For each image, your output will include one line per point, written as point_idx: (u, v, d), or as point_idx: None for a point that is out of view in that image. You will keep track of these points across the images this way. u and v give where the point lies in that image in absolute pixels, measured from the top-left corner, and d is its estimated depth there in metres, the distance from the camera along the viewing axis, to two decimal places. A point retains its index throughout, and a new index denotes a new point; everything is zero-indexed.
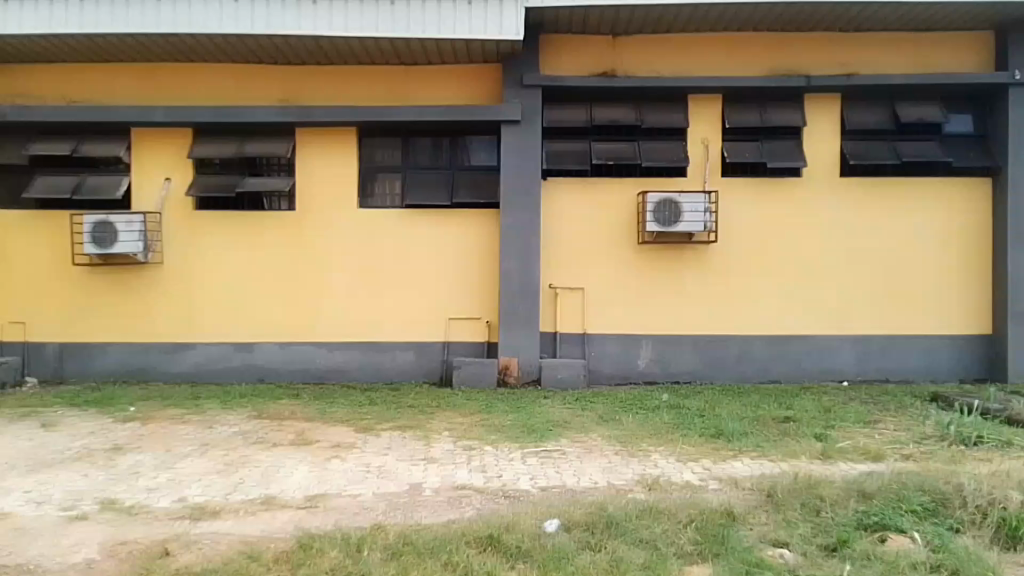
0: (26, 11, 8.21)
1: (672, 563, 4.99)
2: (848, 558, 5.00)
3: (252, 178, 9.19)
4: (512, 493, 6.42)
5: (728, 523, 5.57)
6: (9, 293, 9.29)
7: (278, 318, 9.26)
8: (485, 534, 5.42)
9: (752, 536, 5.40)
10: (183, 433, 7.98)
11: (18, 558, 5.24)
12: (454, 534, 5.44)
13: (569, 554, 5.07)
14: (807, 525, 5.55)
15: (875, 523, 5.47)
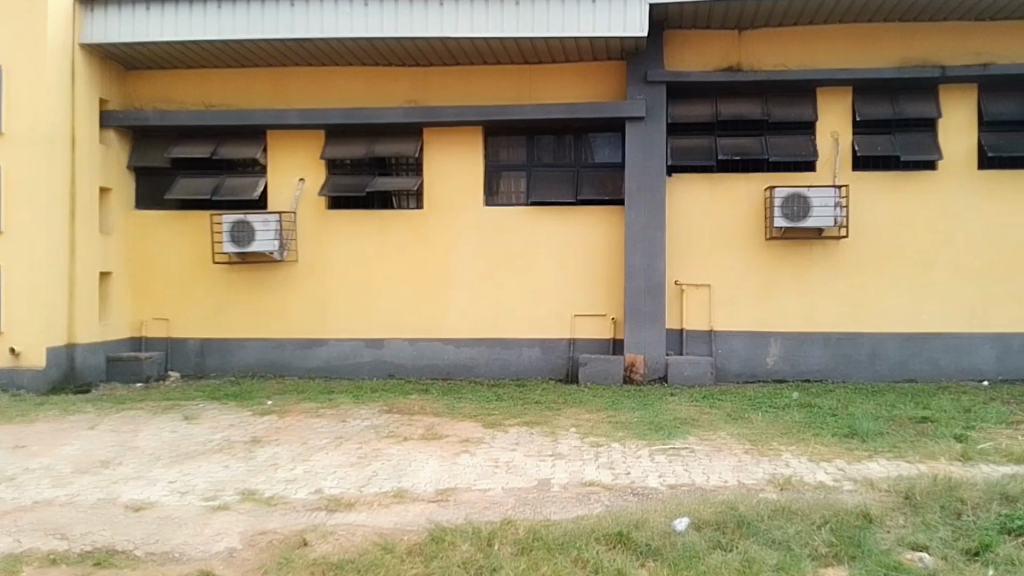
0: (170, 18, 8.77)
1: (807, 565, 4.88)
2: (991, 563, 4.85)
3: (381, 177, 9.89)
4: (641, 491, 6.26)
5: (865, 525, 5.38)
6: (153, 293, 10.06)
7: (409, 314, 9.91)
8: (615, 530, 5.33)
9: (889, 539, 5.21)
10: (317, 426, 8.23)
11: (164, 545, 5.44)
12: (584, 529, 5.38)
13: (700, 554, 4.96)
14: (947, 528, 5.35)
15: (1019, 527, 5.23)
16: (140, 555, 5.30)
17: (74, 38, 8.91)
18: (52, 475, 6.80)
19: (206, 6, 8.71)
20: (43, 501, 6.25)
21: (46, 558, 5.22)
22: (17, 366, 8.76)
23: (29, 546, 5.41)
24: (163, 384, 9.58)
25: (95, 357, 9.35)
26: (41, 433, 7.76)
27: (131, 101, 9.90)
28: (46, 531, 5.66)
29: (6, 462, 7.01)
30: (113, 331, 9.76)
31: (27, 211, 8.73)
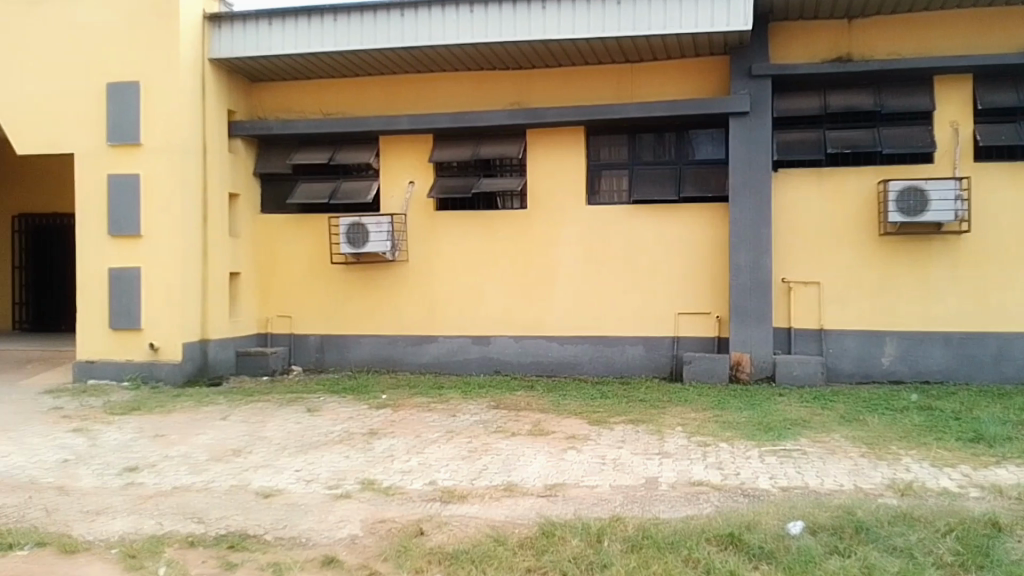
0: (295, 34, 9.63)
1: (930, 573, 4.69)
2: None
3: (486, 179, 10.32)
4: (752, 492, 6.17)
5: (993, 534, 5.15)
6: (279, 291, 10.93)
7: (514, 311, 10.29)
8: (726, 532, 5.24)
9: (1021, 549, 4.97)
10: (428, 419, 8.54)
11: (292, 530, 5.75)
12: (693, 529, 5.33)
13: (816, 559, 4.83)
14: None
15: None
16: (270, 539, 5.61)
17: (203, 53, 9.84)
18: (189, 462, 7.27)
19: (322, 19, 9.51)
20: (182, 487, 6.69)
21: (186, 540, 5.58)
22: (155, 360, 9.58)
23: (169, 528, 5.80)
24: (287, 377, 10.39)
25: (225, 352, 10.30)
26: (178, 423, 8.38)
27: (257, 110, 10.85)
28: (184, 515, 6.06)
29: (148, 450, 7.56)
30: (242, 327, 10.68)
31: (166, 217, 9.56)
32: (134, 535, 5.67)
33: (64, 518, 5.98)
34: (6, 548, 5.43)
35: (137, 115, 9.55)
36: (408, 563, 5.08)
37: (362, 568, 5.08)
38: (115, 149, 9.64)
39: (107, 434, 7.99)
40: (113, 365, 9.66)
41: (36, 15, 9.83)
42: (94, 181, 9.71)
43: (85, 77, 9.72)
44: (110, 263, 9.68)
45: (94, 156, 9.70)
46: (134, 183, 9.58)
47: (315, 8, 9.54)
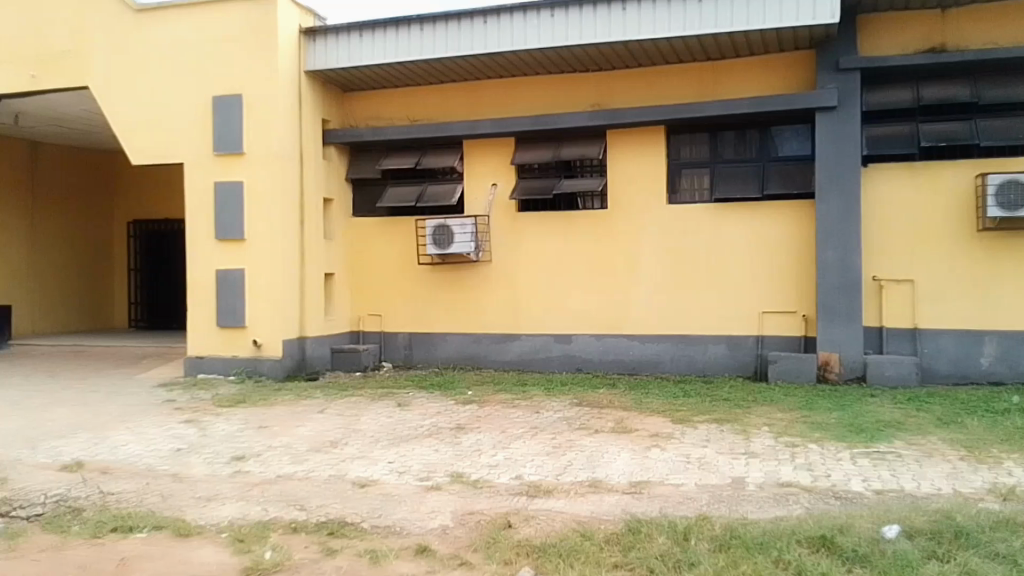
0: (386, 44, 10.28)
1: None
2: None
3: (567, 180, 10.55)
4: (844, 495, 6.08)
5: None
6: (369, 290, 11.55)
7: (596, 310, 10.45)
8: (818, 534, 5.14)
9: None
10: (513, 415, 8.76)
11: (387, 520, 5.82)
12: (784, 530, 5.24)
13: (915, 564, 4.70)
14: None
15: None
16: (366, 527, 5.67)
17: (300, 65, 10.68)
18: (291, 452, 7.65)
19: (409, 30, 10.14)
20: (285, 475, 7.00)
21: (289, 526, 5.73)
22: (259, 356, 10.38)
23: (273, 514, 6.01)
24: (378, 373, 10.92)
25: (321, 349, 10.97)
26: (280, 414, 8.92)
27: (349, 119, 11.59)
28: (287, 502, 6.28)
29: (254, 440, 8.03)
30: (336, 325, 11.34)
31: (268, 221, 10.38)
32: (242, 520, 5.88)
33: (178, 504, 6.29)
34: (127, 531, 5.69)
35: (239, 127, 10.42)
36: (497, 554, 5.04)
37: (454, 557, 5.05)
38: (222, 158, 10.53)
39: (216, 425, 8.56)
40: (220, 362, 10.53)
41: (153, 38, 10.85)
42: (203, 189, 10.63)
43: (195, 93, 10.66)
44: (218, 265, 10.57)
45: (204, 165, 10.63)
46: (238, 190, 10.44)
47: (402, 19, 10.16)
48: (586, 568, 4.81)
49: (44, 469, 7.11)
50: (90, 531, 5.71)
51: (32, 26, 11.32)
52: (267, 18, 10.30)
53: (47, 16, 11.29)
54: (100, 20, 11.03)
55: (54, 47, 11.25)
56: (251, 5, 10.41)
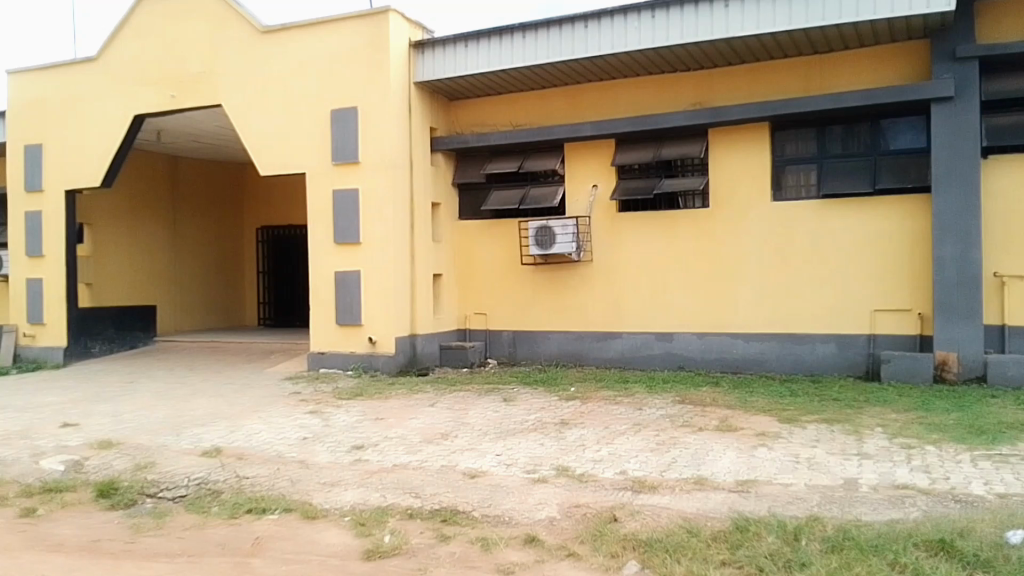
0: (491, 52, 10.72)
1: None
2: None
3: (668, 179, 10.67)
4: (963, 497, 5.93)
5: None
6: (475, 289, 12.05)
7: (699, 308, 10.49)
8: (937, 538, 5.03)
9: None
10: (616, 411, 8.98)
11: (496, 509, 6.09)
12: (900, 533, 5.15)
13: None
14: None
15: None
16: (477, 515, 5.99)
17: (409, 76, 11.27)
18: (405, 443, 8.12)
19: (512, 38, 10.55)
20: (401, 464, 7.42)
21: (406, 512, 6.12)
22: (373, 352, 11.04)
23: (391, 501, 6.41)
24: (484, 369, 11.38)
25: (431, 346, 11.55)
26: (395, 408, 9.48)
27: (455, 126, 12.11)
28: (403, 490, 6.63)
29: (371, 430, 8.59)
30: (444, 323, 11.91)
31: (380, 226, 11.01)
32: (363, 506, 6.32)
33: (306, 489, 6.81)
34: (260, 513, 6.27)
35: (355, 137, 11.11)
36: (604, 547, 5.20)
37: (562, 547, 5.28)
38: (339, 167, 11.25)
39: (337, 416, 9.21)
40: (339, 357, 11.24)
41: (277, 57, 11.72)
42: (322, 196, 11.40)
43: (314, 107, 11.45)
44: (336, 267, 11.30)
45: (322, 174, 11.39)
46: (354, 197, 11.13)
47: (506, 28, 10.60)
48: (694, 564, 4.86)
49: (187, 454, 7.83)
50: (228, 511, 6.33)
51: (171, 51, 12.46)
52: (379, 34, 10.94)
53: (184, 41, 12.41)
54: (231, 43, 12.03)
55: (190, 70, 12.33)
56: (364, 23, 11.09)
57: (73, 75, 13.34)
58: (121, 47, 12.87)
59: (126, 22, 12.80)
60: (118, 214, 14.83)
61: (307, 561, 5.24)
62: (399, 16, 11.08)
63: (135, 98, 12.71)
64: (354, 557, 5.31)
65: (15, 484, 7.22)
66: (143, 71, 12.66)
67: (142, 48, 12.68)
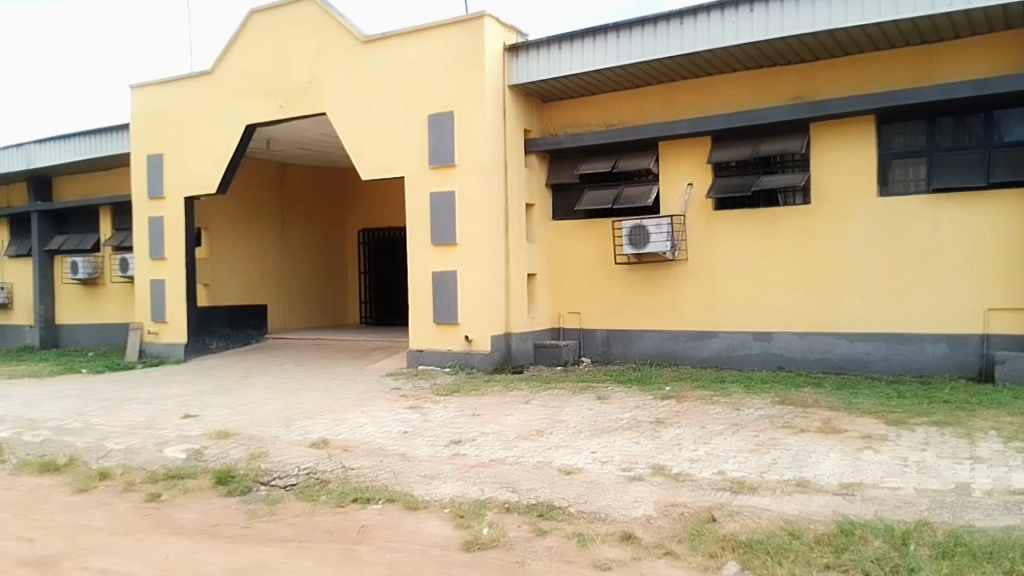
0: (585, 53, 10.83)
1: None
2: None
3: (766, 176, 10.48)
4: None
5: None
6: (569, 288, 12.21)
7: (800, 307, 10.31)
8: None
9: None
10: (714, 411, 8.90)
11: (592, 506, 6.17)
12: (1018, 541, 4.95)
13: None
14: None
15: None
16: (574, 512, 6.10)
17: (504, 80, 11.52)
18: (502, 438, 8.30)
19: (606, 39, 10.63)
20: (497, 459, 7.57)
21: (503, 506, 6.30)
22: (470, 350, 11.36)
23: (489, 494, 6.58)
24: (578, 367, 11.53)
25: (526, 344, 11.78)
26: (491, 404, 9.73)
27: (549, 128, 12.30)
28: (501, 485, 6.78)
29: (469, 426, 8.84)
30: (539, 322, 12.12)
31: (476, 227, 11.31)
32: (462, 498, 6.54)
33: (408, 480, 7.08)
34: (365, 502, 6.62)
35: (452, 141, 11.46)
36: (702, 546, 5.23)
37: (659, 546, 5.35)
38: (437, 170, 11.61)
39: (436, 412, 9.54)
40: (437, 354, 11.61)
41: (377, 65, 12.20)
42: (420, 199, 11.80)
43: (413, 112, 11.86)
44: (434, 267, 11.68)
45: (421, 177, 11.79)
46: (451, 199, 11.49)
47: (599, 29, 10.69)
48: (796, 567, 4.83)
49: (297, 445, 8.27)
50: (335, 500, 6.70)
51: (280, 63, 13.17)
52: (475, 39, 11.22)
53: (291, 52, 13.06)
54: (335, 53, 12.61)
55: (296, 80, 12.99)
56: (460, 29, 11.40)
57: (191, 88, 14.28)
58: (234, 61, 13.70)
59: (238, 37, 13.62)
60: (232, 219, 15.78)
61: (410, 550, 5.48)
62: (494, 21, 11.33)
63: (247, 109, 13.50)
64: (455, 548, 5.53)
65: (142, 470, 7.83)
66: (254, 83, 13.43)
67: (253, 61, 13.45)
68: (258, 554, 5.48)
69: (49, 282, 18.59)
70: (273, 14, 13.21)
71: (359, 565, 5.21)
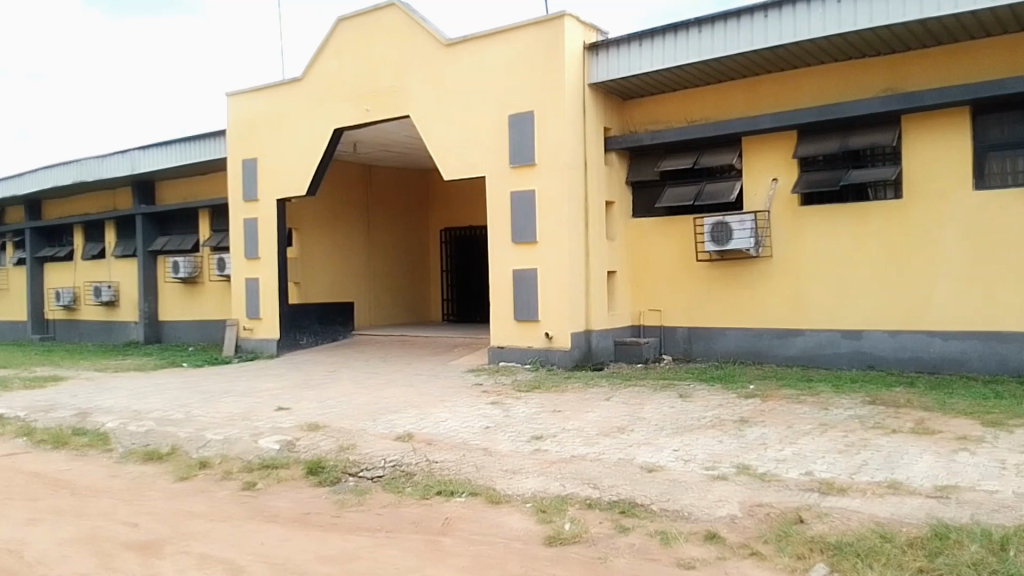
0: (665, 48, 10.79)
1: None
2: None
3: (855, 170, 10.34)
4: None
5: None
6: (649, 286, 12.22)
7: (892, 304, 10.12)
8: None
9: None
10: (801, 411, 8.73)
11: (675, 504, 6.17)
12: None
13: None
14: None
15: None
16: (656, 509, 6.13)
17: (584, 78, 11.58)
18: (583, 435, 8.37)
19: (688, 34, 10.57)
20: (578, 455, 7.63)
21: (584, 502, 6.38)
22: (550, 347, 11.48)
23: (571, 490, 6.67)
24: (659, 365, 11.53)
25: (606, 342, 11.85)
26: (572, 401, 9.82)
27: (629, 126, 12.33)
28: (582, 480, 6.85)
29: (550, 422, 8.97)
30: (619, 319, 12.17)
31: (556, 225, 11.41)
32: (544, 493, 6.65)
33: (490, 475, 7.24)
34: (449, 495, 6.84)
35: (532, 140, 11.59)
36: (789, 548, 5.19)
37: (745, 546, 5.34)
38: (517, 169, 11.77)
39: (517, 407, 9.72)
40: (518, 351, 11.79)
41: (458, 68, 12.46)
42: (501, 198, 11.99)
43: (494, 113, 12.07)
44: (514, 265, 11.86)
45: (501, 177, 11.98)
46: (531, 198, 11.63)
47: (681, 24, 10.63)
48: (887, 570, 4.75)
49: (383, 438, 8.58)
50: (420, 492, 6.96)
51: (365, 68, 13.62)
52: (555, 38, 11.32)
53: (375, 57, 13.48)
54: (417, 57, 12.96)
55: (381, 84, 13.40)
56: (540, 28, 11.53)
57: (283, 95, 14.93)
58: (322, 68, 14.25)
59: (326, 44, 14.15)
60: (321, 220, 16.40)
61: (493, 543, 5.63)
62: (574, 21, 11.41)
63: (335, 113, 14.02)
64: (537, 542, 5.66)
65: (238, 460, 8.26)
66: (341, 88, 13.94)
67: (340, 67, 13.96)
68: (347, 543, 5.69)
69: (153, 281, 19.75)
70: (359, 20, 13.67)
71: (445, 555, 5.38)
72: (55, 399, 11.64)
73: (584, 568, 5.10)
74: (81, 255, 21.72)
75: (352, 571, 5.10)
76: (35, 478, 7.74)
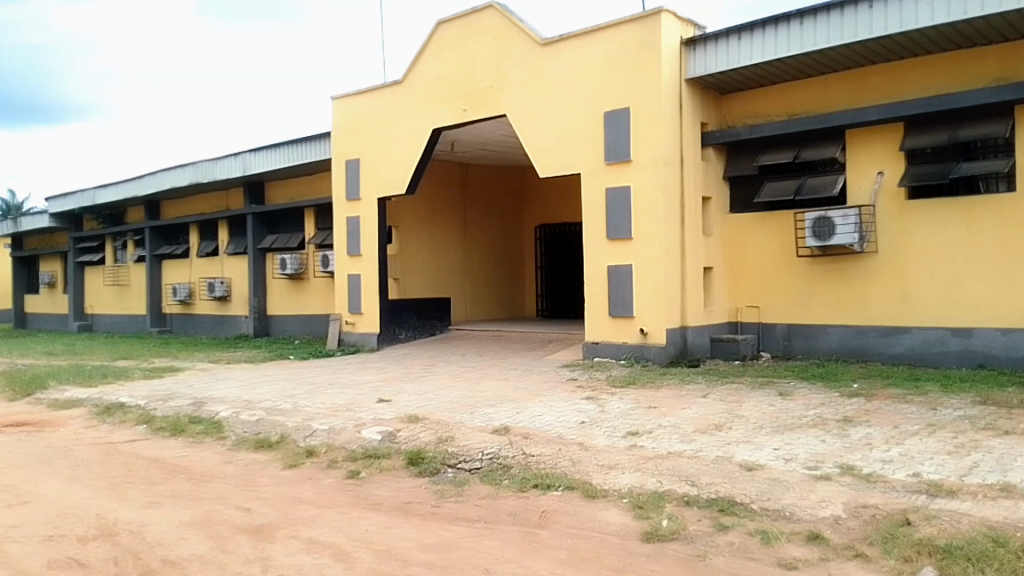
0: (764, 41, 10.65)
1: None
2: None
3: (966, 162, 10.06)
4: None
5: None
6: (747, 282, 12.16)
7: (1005, 302, 9.79)
8: None
9: None
10: (909, 411, 8.48)
11: (774, 503, 6.15)
12: None
13: None
14: None
15: None
16: (756, 508, 6.14)
17: (682, 73, 11.54)
18: (680, 431, 8.41)
19: (788, 25, 10.39)
20: (676, 451, 7.70)
21: (682, 499, 6.47)
22: (646, 343, 11.52)
23: (668, 486, 6.76)
24: (757, 361, 11.44)
25: (702, 338, 11.82)
26: (668, 398, 9.85)
27: (727, 120, 12.25)
28: (680, 477, 6.91)
29: (645, 418, 9.05)
30: (716, 315, 12.12)
31: (651, 221, 11.44)
32: (640, 489, 6.78)
33: (586, 469, 7.41)
34: (547, 488, 7.08)
35: (628, 136, 11.66)
36: (896, 550, 5.13)
37: (849, 547, 5.30)
38: (614, 165, 11.86)
39: (613, 402, 9.85)
40: (612, 347, 11.90)
41: (555, 67, 12.66)
42: (596, 196, 12.12)
43: (590, 111, 12.19)
44: (609, 262, 11.97)
45: (597, 175, 12.10)
46: (627, 194, 11.70)
47: (783, 16, 10.44)
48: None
49: (480, 430, 8.88)
50: (518, 485, 7.22)
51: (463, 69, 14.01)
52: (653, 34, 11.33)
53: (473, 59, 13.83)
54: (515, 57, 13.23)
55: (478, 85, 13.74)
56: (638, 25, 11.55)
57: (384, 98, 15.54)
58: (422, 70, 14.74)
59: (427, 46, 14.61)
60: (421, 218, 16.98)
61: (591, 537, 5.82)
62: (671, 16, 11.38)
63: (433, 114, 14.50)
64: (634, 537, 5.79)
65: (344, 449, 8.73)
66: (439, 90, 14.39)
67: (440, 69, 14.42)
68: (448, 533, 5.98)
69: (262, 277, 20.91)
70: (458, 23, 14.05)
71: (542, 549, 5.59)
72: (175, 389, 12.51)
73: (682, 565, 5.20)
74: (196, 253, 23.19)
75: (451, 560, 5.36)
76: (156, 463, 8.41)
